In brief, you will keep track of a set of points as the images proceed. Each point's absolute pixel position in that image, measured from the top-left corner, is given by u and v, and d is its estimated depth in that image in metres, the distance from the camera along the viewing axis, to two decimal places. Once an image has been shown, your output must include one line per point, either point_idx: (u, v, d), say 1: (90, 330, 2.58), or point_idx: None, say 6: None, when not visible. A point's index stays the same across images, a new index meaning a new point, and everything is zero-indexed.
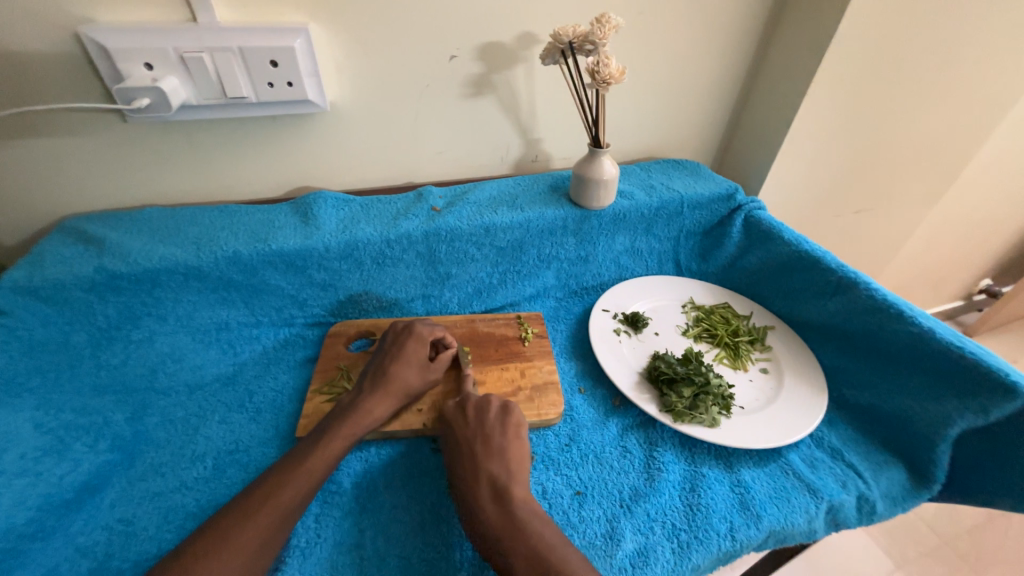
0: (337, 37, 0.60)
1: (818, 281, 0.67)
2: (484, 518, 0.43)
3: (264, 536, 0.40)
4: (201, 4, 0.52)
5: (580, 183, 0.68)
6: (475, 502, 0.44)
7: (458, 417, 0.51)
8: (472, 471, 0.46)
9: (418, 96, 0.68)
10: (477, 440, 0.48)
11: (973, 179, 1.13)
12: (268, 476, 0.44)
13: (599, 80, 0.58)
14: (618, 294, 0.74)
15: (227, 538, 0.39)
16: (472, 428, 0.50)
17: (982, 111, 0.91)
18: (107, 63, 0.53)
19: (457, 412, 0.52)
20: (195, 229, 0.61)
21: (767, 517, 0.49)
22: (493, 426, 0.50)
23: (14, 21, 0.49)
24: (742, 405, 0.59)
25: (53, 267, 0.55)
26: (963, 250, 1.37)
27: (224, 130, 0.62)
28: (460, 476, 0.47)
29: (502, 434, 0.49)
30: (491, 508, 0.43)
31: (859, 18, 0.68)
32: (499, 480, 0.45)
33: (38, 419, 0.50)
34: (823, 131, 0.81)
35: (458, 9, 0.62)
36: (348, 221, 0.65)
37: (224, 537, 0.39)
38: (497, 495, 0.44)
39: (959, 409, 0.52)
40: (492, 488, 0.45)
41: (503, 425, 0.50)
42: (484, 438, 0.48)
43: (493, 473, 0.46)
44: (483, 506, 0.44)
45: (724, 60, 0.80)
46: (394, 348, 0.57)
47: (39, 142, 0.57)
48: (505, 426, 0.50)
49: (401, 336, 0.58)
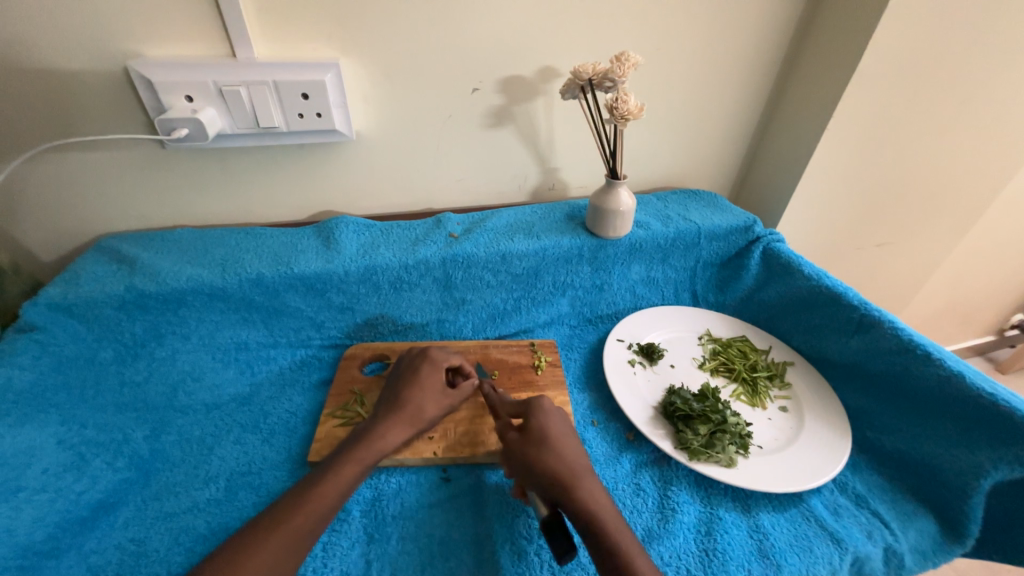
0: (366, 71, 0.63)
1: (840, 318, 0.65)
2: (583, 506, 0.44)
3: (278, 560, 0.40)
4: (241, 41, 0.56)
5: (597, 214, 0.69)
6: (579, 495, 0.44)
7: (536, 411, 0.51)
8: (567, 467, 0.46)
9: (440, 127, 0.70)
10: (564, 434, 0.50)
11: (1003, 212, 1.11)
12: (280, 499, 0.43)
13: (617, 116, 0.59)
14: (633, 324, 0.74)
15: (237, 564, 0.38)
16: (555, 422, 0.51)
17: (1009, 146, 0.89)
18: (151, 96, 0.57)
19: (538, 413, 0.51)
20: (221, 252, 0.63)
21: (788, 567, 0.47)
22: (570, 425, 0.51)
23: (71, 54, 0.53)
24: (760, 444, 0.57)
25: (87, 285, 0.57)
26: (992, 285, 1.33)
27: (254, 156, 0.65)
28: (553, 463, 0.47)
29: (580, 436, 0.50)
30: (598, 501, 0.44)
31: (879, 55, 0.68)
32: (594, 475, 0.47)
33: (62, 434, 0.52)
34: (844, 164, 0.81)
35: (482, 46, 0.65)
36: (368, 246, 0.67)
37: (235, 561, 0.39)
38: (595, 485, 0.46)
39: (992, 459, 0.49)
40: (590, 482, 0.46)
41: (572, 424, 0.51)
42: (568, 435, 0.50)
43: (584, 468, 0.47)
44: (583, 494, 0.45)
45: (742, 94, 0.81)
46: (412, 372, 0.56)
47: (82, 167, 0.60)
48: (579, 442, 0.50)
49: (414, 361, 0.58)
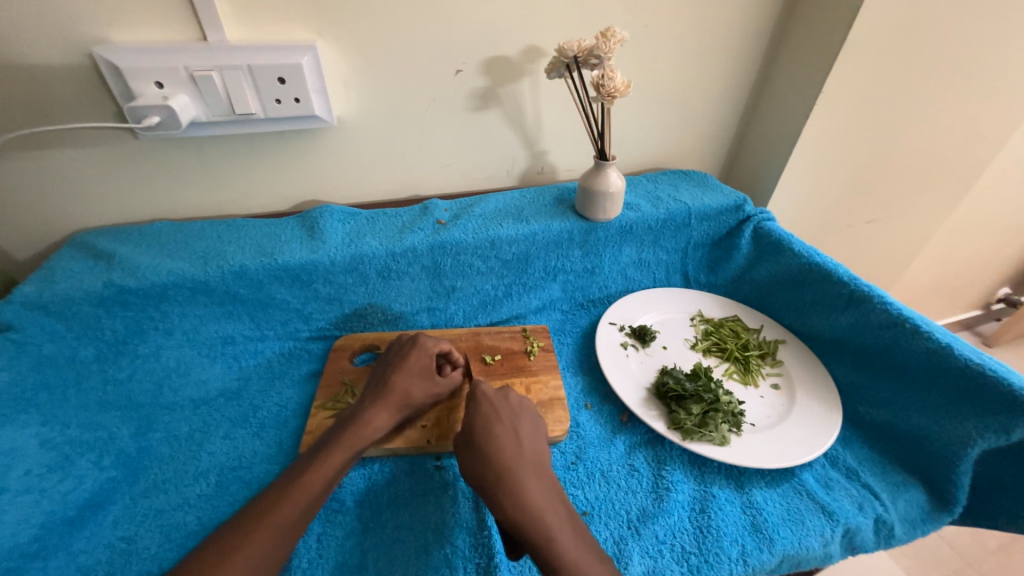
0: (344, 54, 0.60)
1: (830, 294, 0.65)
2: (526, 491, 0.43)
3: (267, 552, 0.39)
4: (211, 23, 0.53)
5: (586, 196, 0.68)
6: (520, 483, 0.43)
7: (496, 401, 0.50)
8: (514, 457, 0.45)
9: (424, 110, 0.68)
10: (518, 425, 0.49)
11: (991, 186, 1.11)
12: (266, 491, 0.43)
13: (604, 93, 0.58)
14: (625, 307, 0.73)
15: (224, 559, 0.38)
16: (511, 413, 0.50)
17: (998, 118, 0.89)
18: (119, 83, 0.54)
19: (498, 396, 0.51)
20: (202, 244, 0.62)
21: (781, 541, 0.48)
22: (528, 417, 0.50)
23: (30, 41, 0.50)
24: (753, 422, 0.58)
25: (63, 282, 0.55)
26: (980, 260, 1.34)
27: (231, 145, 0.63)
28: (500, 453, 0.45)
29: (536, 428, 0.50)
30: (538, 492, 0.43)
31: (869, 27, 0.67)
32: (540, 466, 0.46)
33: (45, 435, 0.50)
34: (834, 140, 0.80)
35: (465, 24, 0.63)
36: (353, 235, 0.65)
37: (222, 556, 0.38)
38: (539, 475, 0.45)
39: (980, 428, 0.50)
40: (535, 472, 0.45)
41: (532, 414, 0.51)
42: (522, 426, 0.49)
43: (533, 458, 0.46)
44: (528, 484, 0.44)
45: (731, 70, 0.79)
46: (398, 360, 0.56)
47: (51, 160, 0.58)
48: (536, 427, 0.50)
49: (404, 346, 0.57)
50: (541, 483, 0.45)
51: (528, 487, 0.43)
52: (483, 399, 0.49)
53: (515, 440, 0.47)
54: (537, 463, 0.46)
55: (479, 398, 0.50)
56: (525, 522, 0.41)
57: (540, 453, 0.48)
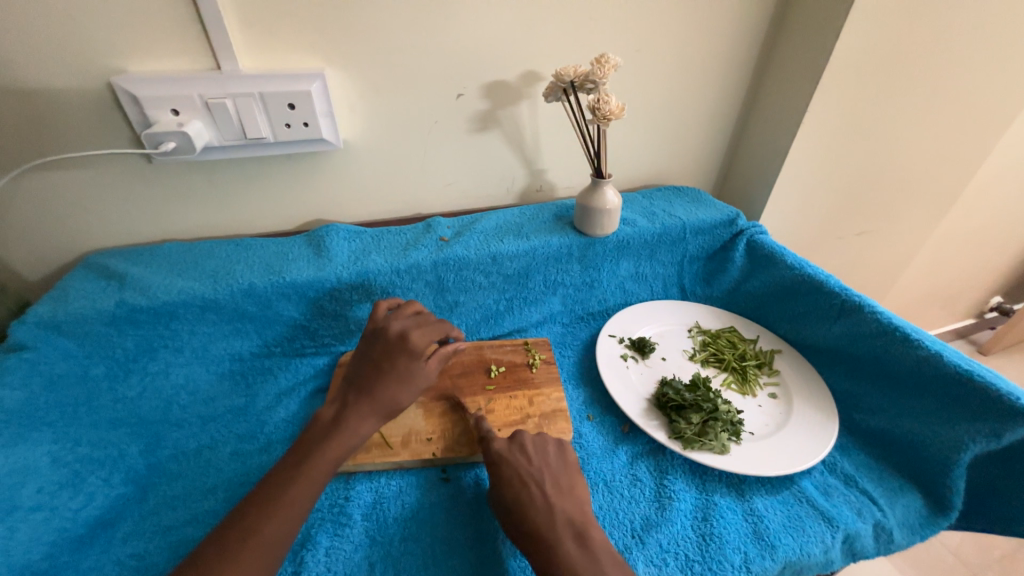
0: (351, 80, 0.63)
1: (822, 305, 0.68)
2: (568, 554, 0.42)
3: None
4: (225, 53, 0.56)
5: (584, 213, 0.70)
6: (559, 548, 0.43)
7: (508, 455, 0.50)
8: (545, 517, 0.45)
9: (427, 132, 0.71)
10: (547, 480, 0.48)
11: (976, 198, 1.14)
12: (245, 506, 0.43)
13: (600, 116, 0.61)
14: (624, 319, 0.75)
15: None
16: (537, 469, 0.49)
17: (978, 133, 0.93)
18: (136, 110, 0.57)
19: (514, 449, 0.51)
20: (212, 263, 0.63)
21: (782, 547, 0.49)
22: (557, 464, 0.50)
23: (54, 73, 0.53)
24: (752, 431, 0.59)
25: (77, 301, 0.57)
26: (969, 270, 1.38)
27: (241, 167, 0.65)
28: (530, 516, 0.45)
29: (568, 473, 0.50)
30: (579, 555, 0.42)
31: (848, 50, 0.71)
32: (579, 524, 0.45)
33: (56, 452, 0.51)
34: (821, 156, 0.84)
35: (467, 52, 0.66)
36: (358, 252, 0.67)
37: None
38: (580, 535, 0.44)
39: (971, 433, 0.51)
40: (575, 533, 0.44)
41: (559, 464, 0.50)
42: (555, 478, 0.49)
43: (570, 516, 0.45)
44: (567, 544, 0.43)
45: (721, 91, 0.83)
46: (387, 364, 0.52)
47: (66, 184, 0.60)
48: (518, 440, 0.52)
49: (392, 350, 0.53)
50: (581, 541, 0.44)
51: (569, 550, 0.43)
52: (499, 459, 0.50)
53: (547, 502, 0.46)
54: (574, 521, 0.45)
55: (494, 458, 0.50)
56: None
57: (580, 508, 0.47)
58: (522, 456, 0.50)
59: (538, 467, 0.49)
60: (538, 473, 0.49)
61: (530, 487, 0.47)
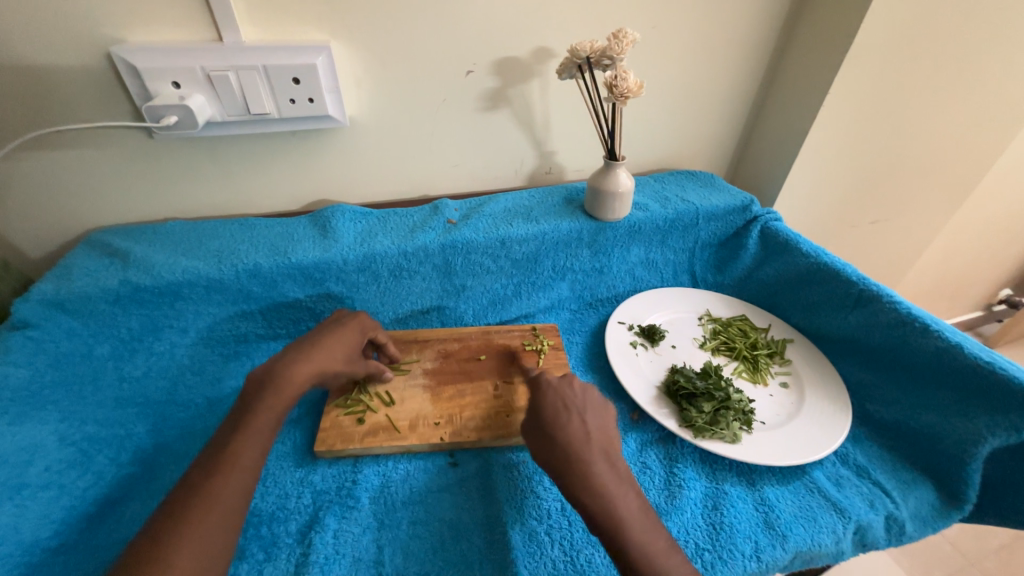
0: (357, 54, 0.61)
1: (838, 294, 0.66)
2: (600, 476, 0.44)
3: (217, 540, 0.38)
4: (227, 24, 0.54)
5: (595, 196, 0.68)
6: (591, 468, 0.44)
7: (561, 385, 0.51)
8: (581, 443, 0.46)
9: (434, 111, 0.69)
10: (587, 411, 0.49)
11: (994, 187, 1.11)
12: (182, 486, 0.40)
13: (617, 94, 0.59)
14: (634, 306, 0.74)
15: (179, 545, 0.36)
16: (579, 400, 0.50)
17: (1002, 119, 0.90)
18: (136, 83, 0.55)
19: (563, 382, 0.52)
20: (216, 243, 0.62)
21: (793, 537, 0.48)
22: (597, 404, 0.51)
23: (51, 43, 0.51)
24: (763, 420, 0.58)
25: (80, 280, 0.56)
26: (980, 262, 1.35)
27: (244, 143, 0.63)
28: (569, 438, 0.46)
29: (603, 413, 0.50)
30: (610, 478, 0.44)
31: (874, 30, 0.68)
32: (612, 454, 0.46)
33: (63, 431, 0.50)
34: (839, 142, 0.81)
35: (477, 26, 0.63)
36: (365, 234, 0.66)
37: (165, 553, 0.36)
38: (611, 464, 0.46)
39: (990, 426, 0.50)
40: (607, 462, 0.46)
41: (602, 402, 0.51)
42: (593, 414, 0.49)
43: (604, 444, 0.47)
44: (599, 470, 0.44)
45: (739, 70, 0.80)
46: (337, 326, 0.56)
47: (64, 159, 0.58)
48: (567, 375, 0.53)
49: (345, 316, 0.58)
50: (613, 467, 0.45)
51: (599, 474, 0.44)
52: (549, 386, 0.51)
53: (585, 428, 0.47)
54: (607, 449, 0.47)
55: (545, 385, 0.51)
56: (609, 510, 0.42)
57: (611, 438, 0.48)
58: (569, 391, 0.51)
59: (580, 401, 0.50)
60: (581, 405, 0.50)
61: (571, 413, 0.49)
